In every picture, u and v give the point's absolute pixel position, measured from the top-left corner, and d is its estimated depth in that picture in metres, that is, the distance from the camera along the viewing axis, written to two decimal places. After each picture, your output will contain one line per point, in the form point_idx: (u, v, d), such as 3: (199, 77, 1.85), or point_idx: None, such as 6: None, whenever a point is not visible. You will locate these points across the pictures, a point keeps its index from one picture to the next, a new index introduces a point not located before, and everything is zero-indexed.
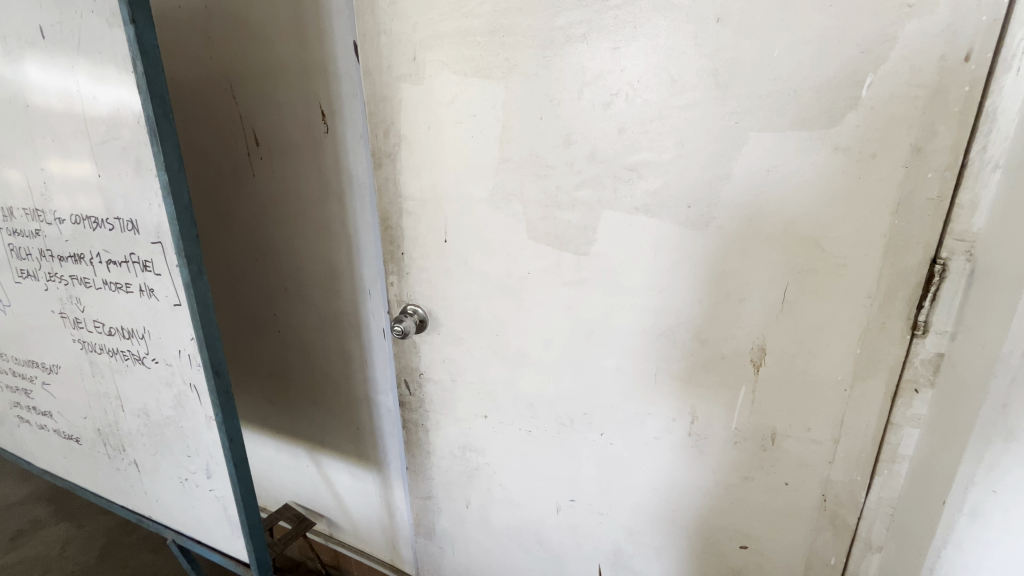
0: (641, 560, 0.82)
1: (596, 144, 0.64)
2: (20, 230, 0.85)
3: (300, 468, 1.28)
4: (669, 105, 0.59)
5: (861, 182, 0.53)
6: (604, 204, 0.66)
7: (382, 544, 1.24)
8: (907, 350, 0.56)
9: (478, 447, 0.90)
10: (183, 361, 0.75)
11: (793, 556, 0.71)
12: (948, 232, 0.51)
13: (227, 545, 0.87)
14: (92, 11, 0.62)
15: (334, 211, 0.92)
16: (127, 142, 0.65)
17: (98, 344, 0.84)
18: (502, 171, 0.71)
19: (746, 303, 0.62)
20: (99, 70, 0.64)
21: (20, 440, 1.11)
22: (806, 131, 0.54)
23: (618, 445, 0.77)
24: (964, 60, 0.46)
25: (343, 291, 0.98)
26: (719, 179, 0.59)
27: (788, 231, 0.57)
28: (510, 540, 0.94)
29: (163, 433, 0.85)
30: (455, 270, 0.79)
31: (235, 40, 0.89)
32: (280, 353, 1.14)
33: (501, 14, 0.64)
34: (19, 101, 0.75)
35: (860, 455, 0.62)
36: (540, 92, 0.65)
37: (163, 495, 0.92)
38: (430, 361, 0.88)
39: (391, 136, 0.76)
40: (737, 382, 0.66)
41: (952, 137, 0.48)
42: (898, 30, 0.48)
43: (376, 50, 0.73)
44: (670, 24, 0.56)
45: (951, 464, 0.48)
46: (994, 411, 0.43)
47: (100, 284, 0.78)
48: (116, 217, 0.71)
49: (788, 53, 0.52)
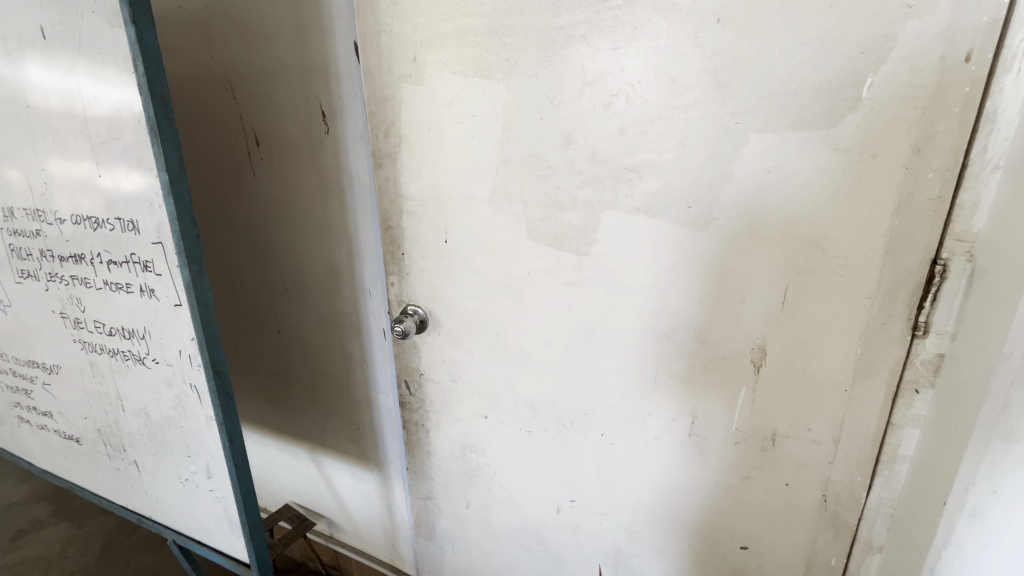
0: (641, 560, 0.82)
1: (596, 145, 0.64)
2: (20, 230, 0.85)
3: (300, 468, 1.28)
4: (669, 105, 0.59)
5: (861, 182, 0.53)
6: (604, 204, 0.66)
7: (382, 544, 1.24)
8: (907, 351, 0.56)
9: (478, 447, 0.90)
10: (183, 362, 0.75)
11: (794, 556, 0.71)
12: (948, 233, 0.51)
13: (227, 545, 0.87)
14: (93, 11, 0.62)
15: (335, 212, 0.92)
16: (128, 142, 0.65)
17: (99, 344, 0.84)
18: (503, 172, 0.71)
19: (746, 304, 0.62)
20: (100, 70, 0.64)
21: (20, 440, 1.12)
22: (807, 132, 0.54)
23: (618, 445, 0.77)
24: (965, 60, 0.46)
25: (343, 291, 0.98)
26: (719, 179, 0.59)
27: (788, 231, 0.57)
28: (510, 541, 0.94)
29: (163, 433, 0.85)
30: (455, 270, 0.79)
31: (236, 40, 0.89)
32: (280, 353, 1.14)
33: (502, 14, 0.64)
34: (20, 101, 0.75)
35: (860, 455, 0.62)
36: (540, 92, 0.65)
37: (164, 495, 0.92)
38: (430, 362, 0.88)
39: (392, 136, 0.76)
40: (737, 382, 0.66)
41: (952, 138, 0.48)
42: (898, 31, 0.48)
43: (376, 50, 0.73)
44: (670, 24, 0.56)
45: (952, 465, 0.48)
46: (995, 412, 0.43)
47: (100, 284, 0.78)
48: (116, 217, 0.71)
49: (788, 54, 0.52)
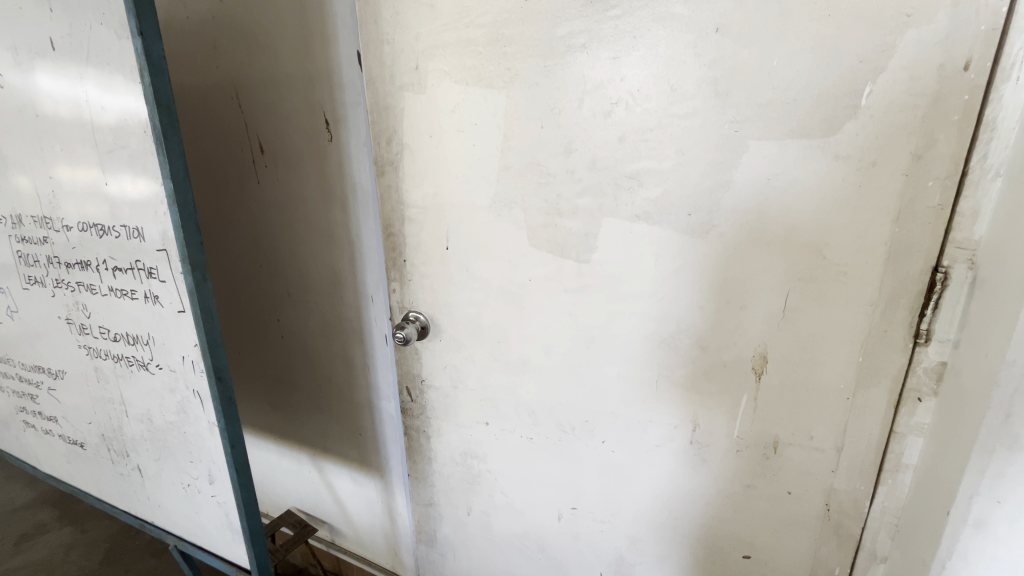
0: (643, 568, 0.81)
1: (596, 152, 0.64)
2: (28, 237, 0.86)
3: (303, 473, 1.29)
4: (669, 113, 0.59)
5: (861, 189, 0.53)
6: (605, 211, 0.66)
7: (383, 549, 1.24)
8: (909, 359, 0.56)
9: (479, 453, 0.89)
10: (186, 367, 0.75)
11: (798, 566, 0.70)
12: (949, 240, 0.51)
13: (228, 551, 0.87)
14: (102, 23, 0.63)
15: (338, 217, 0.93)
16: (134, 150, 0.66)
17: (104, 350, 0.85)
18: (503, 179, 0.71)
19: (747, 311, 0.62)
20: (108, 79, 0.65)
21: (25, 445, 1.12)
22: (806, 140, 0.54)
23: (619, 453, 0.76)
24: (963, 68, 0.46)
25: (346, 297, 0.98)
26: (719, 186, 0.59)
27: (789, 238, 0.57)
28: (511, 548, 0.94)
29: (166, 439, 0.85)
30: (456, 277, 0.80)
31: (241, 48, 0.90)
32: (283, 357, 1.14)
33: (502, 24, 0.64)
34: (30, 110, 0.76)
35: (864, 464, 0.61)
36: (541, 100, 0.65)
37: (167, 501, 0.92)
38: (432, 367, 0.88)
39: (393, 145, 0.77)
40: (738, 389, 0.66)
41: (952, 146, 0.48)
42: (897, 40, 0.48)
43: (378, 59, 0.73)
44: (670, 33, 0.57)
45: (956, 475, 0.48)
46: (997, 422, 0.42)
47: (106, 291, 0.79)
48: (122, 225, 0.72)
49: (786, 63, 0.52)
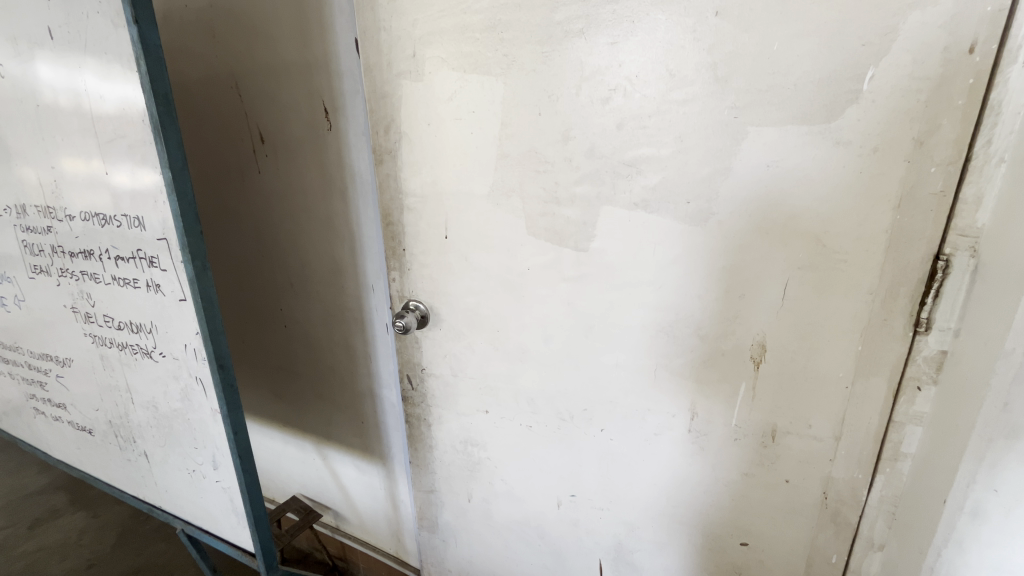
0: (641, 555, 0.82)
1: (595, 140, 0.64)
2: (32, 227, 0.87)
3: (307, 460, 1.30)
4: (669, 99, 0.58)
5: (863, 175, 0.52)
6: (603, 199, 0.66)
7: (386, 535, 1.26)
8: (909, 348, 0.56)
9: (479, 441, 0.90)
10: (189, 355, 0.76)
11: (795, 553, 0.71)
12: (951, 228, 0.50)
13: (233, 535, 0.89)
14: (98, 12, 0.63)
15: (338, 207, 0.93)
16: (133, 140, 0.66)
17: (109, 338, 0.86)
18: (502, 168, 0.71)
19: (747, 300, 0.62)
20: (105, 69, 0.65)
21: (36, 431, 1.14)
22: (806, 126, 0.53)
23: (617, 441, 0.77)
24: (969, 51, 0.45)
25: (347, 286, 0.99)
26: (718, 174, 0.58)
27: (789, 225, 0.57)
28: (511, 534, 0.95)
29: (171, 425, 0.87)
30: (455, 266, 0.80)
31: (240, 38, 0.89)
32: (287, 346, 1.15)
33: (500, 10, 0.64)
34: (31, 100, 0.77)
35: (862, 453, 0.61)
36: (540, 88, 0.65)
37: (173, 486, 0.94)
38: (431, 356, 0.89)
39: (392, 133, 0.77)
40: (737, 378, 0.66)
41: (955, 130, 0.48)
42: (900, 23, 0.47)
43: (376, 46, 0.73)
44: (669, 17, 0.56)
45: (953, 463, 0.48)
46: (996, 409, 0.42)
47: (109, 279, 0.80)
48: (123, 214, 0.72)
49: (787, 47, 0.52)
